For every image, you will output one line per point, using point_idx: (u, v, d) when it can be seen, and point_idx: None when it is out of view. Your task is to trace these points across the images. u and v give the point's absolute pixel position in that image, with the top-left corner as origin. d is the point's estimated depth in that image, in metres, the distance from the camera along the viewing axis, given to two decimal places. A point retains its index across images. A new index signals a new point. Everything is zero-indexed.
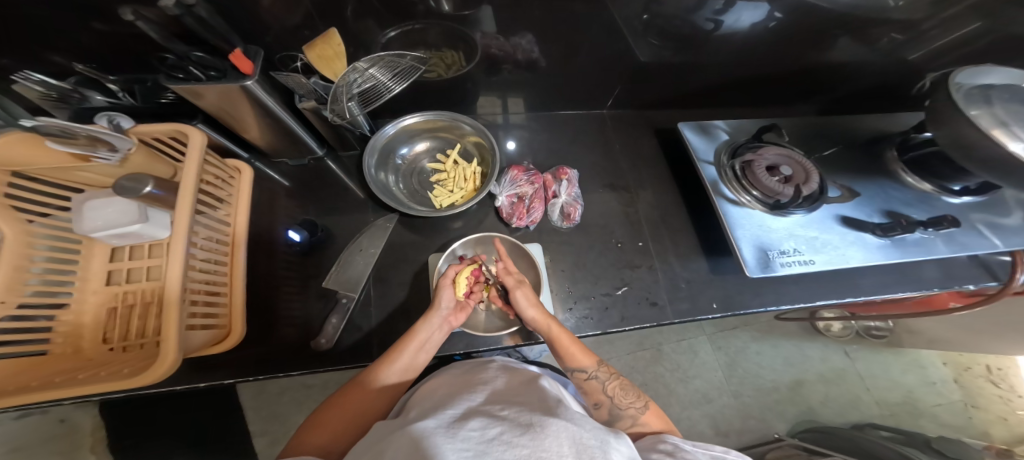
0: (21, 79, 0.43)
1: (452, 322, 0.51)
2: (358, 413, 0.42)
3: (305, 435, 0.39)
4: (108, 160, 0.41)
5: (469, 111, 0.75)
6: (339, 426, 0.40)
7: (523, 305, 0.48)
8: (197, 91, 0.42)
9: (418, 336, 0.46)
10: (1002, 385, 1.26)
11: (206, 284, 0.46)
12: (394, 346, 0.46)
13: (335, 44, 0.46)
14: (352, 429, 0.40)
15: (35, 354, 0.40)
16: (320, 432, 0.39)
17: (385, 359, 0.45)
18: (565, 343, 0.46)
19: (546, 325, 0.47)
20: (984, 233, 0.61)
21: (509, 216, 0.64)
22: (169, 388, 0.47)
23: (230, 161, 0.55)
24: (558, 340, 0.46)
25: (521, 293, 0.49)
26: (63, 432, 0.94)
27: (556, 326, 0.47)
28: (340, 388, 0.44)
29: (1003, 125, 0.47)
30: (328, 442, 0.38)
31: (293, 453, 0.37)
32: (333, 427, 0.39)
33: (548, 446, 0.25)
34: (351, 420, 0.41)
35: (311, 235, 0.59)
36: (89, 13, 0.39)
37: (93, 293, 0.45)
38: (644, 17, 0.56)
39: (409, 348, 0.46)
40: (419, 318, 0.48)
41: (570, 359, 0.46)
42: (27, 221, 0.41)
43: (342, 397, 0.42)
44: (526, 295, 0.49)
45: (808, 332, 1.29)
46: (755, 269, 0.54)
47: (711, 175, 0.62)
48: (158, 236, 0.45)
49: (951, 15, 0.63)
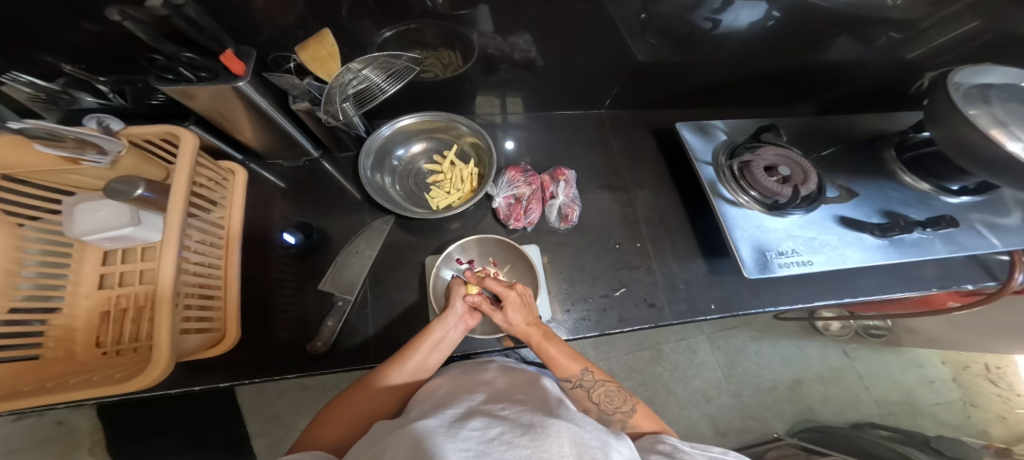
0: (9, 81, 0.42)
1: (469, 321, 0.50)
2: (370, 410, 0.41)
3: (314, 431, 0.39)
4: (98, 163, 0.40)
5: (467, 110, 0.75)
6: (346, 422, 0.40)
7: (512, 317, 0.47)
8: (190, 93, 0.42)
9: (433, 334, 0.46)
10: (1000, 384, 1.26)
11: (200, 287, 0.46)
12: (409, 344, 0.46)
13: (327, 44, 0.46)
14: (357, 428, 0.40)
15: (27, 358, 0.40)
16: (329, 430, 0.39)
17: (398, 355, 0.45)
18: (553, 353, 0.46)
19: (527, 334, 0.47)
20: (983, 233, 0.61)
21: (507, 218, 0.63)
22: (164, 391, 0.47)
23: (224, 163, 0.54)
24: (542, 349, 0.46)
25: (509, 306, 0.47)
26: (60, 435, 0.93)
27: (539, 334, 0.47)
28: (349, 387, 0.43)
29: (1002, 124, 0.47)
30: (335, 437, 0.38)
31: (302, 448, 0.37)
32: (340, 423, 0.39)
33: (549, 447, 0.25)
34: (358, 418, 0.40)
35: (306, 237, 0.58)
36: (79, 13, 0.38)
37: (84, 297, 0.44)
38: (642, 16, 0.55)
39: (424, 347, 0.45)
40: (434, 317, 0.48)
41: (555, 367, 0.45)
42: (17, 225, 0.41)
43: (351, 394, 0.42)
44: (514, 308, 0.47)
45: (808, 331, 1.29)
46: (754, 269, 0.54)
47: (710, 175, 0.62)
48: (151, 239, 0.44)
49: (950, 13, 0.63)
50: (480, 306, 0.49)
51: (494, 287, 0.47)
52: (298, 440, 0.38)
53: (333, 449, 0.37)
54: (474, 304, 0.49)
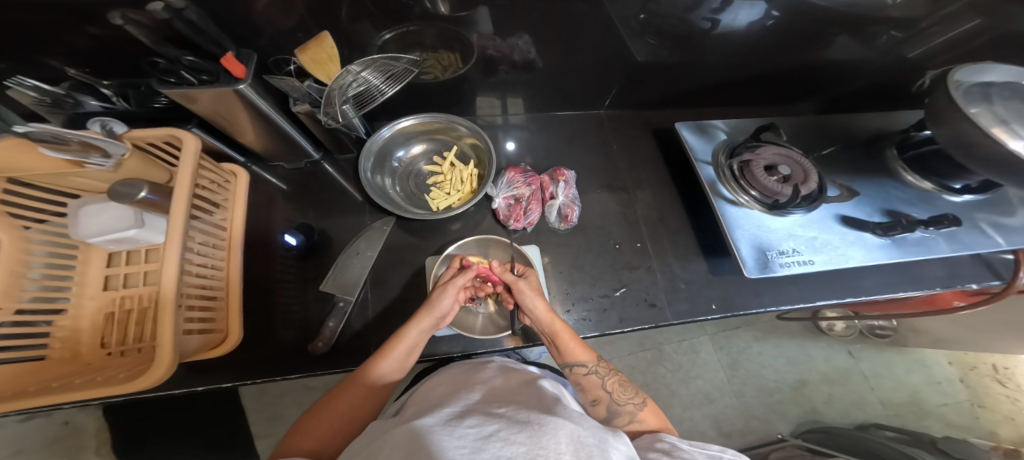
0: (16, 84, 0.43)
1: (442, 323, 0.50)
2: (353, 413, 0.42)
3: (295, 438, 0.38)
4: (102, 166, 0.40)
5: (467, 112, 0.75)
6: (329, 426, 0.40)
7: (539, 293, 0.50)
8: (192, 96, 0.42)
9: (408, 338, 0.46)
10: (1008, 384, 1.24)
11: (203, 288, 0.46)
12: (383, 347, 0.46)
13: (327, 47, 0.47)
14: (338, 432, 0.40)
15: (34, 359, 0.40)
16: (308, 438, 0.38)
17: (375, 358, 0.45)
18: (569, 339, 0.46)
19: (552, 313, 0.47)
20: (987, 232, 0.61)
21: (507, 218, 0.64)
22: (167, 392, 0.47)
23: (226, 165, 0.54)
24: (562, 334, 0.46)
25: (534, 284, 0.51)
26: (66, 435, 0.94)
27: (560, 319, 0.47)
28: (333, 388, 0.44)
29: (1003, 122, 0.46)
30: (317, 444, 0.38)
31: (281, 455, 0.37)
32: (320, 428, 0.39)
33: (546, 444, 0.25)
34: (340, 421, 0.41)
35: (307, 238, 0.58)
36: (83, 18, 0.39)
37: (90, 298, 0.45)
38: (641, 16, 0.56)
39: (400, 349, 0.45)
40: (409, 320, 0.47)
41: (571, 353, 0.46)
42: (24, 228, 0.41)
43: (339, 394, 0.43)
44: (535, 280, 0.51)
45: (811, 331, 1.28)
46: (754, 269, 0.54)
47: (710, 175, 0.62)
48: (155, 241, 0.45)
49: (952, 11, 0.62)
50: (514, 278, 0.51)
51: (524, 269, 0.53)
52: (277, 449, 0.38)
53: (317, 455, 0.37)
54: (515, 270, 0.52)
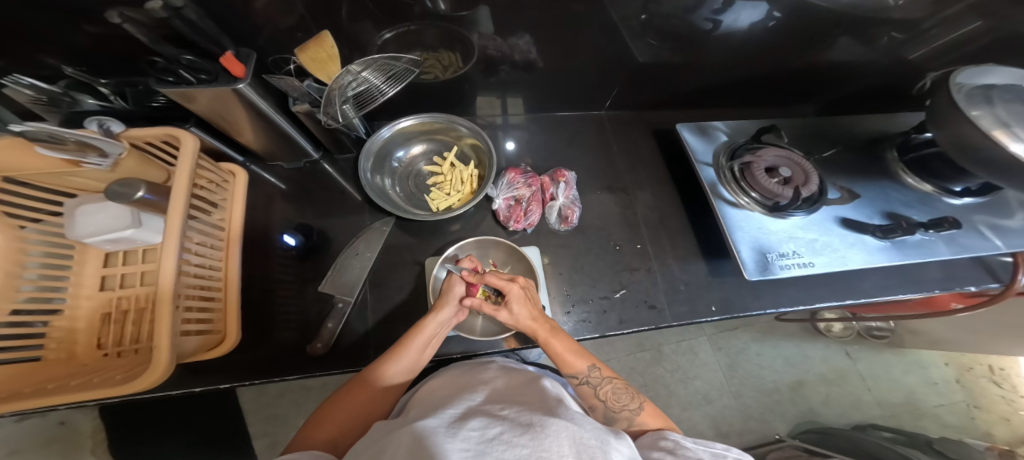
0: (12, 83, 0.42)
1: (462, 315, 0.50)
2: (369, 408, 0.43)
3: (311, 430, 0.40)
4: (99, 165, 0.40)
5: (468, 112, 0.75)
6: (344, 420, 0.41)
7: (517, 312, 0.45)
8: (190, 95, 0.42)
9: (427, 330, 0.45)
10: (1004, 385, 1.25)
11: (201, 288, 0.46)
12: (402, 338, 0.45)
13: (327, 47, 0.46)
14: (355, 425, 0.41)
15: (30, 360, 0.40)
16: (325, 430, 0.39)
17: (392, 353, 0.44)
18: (558, 349, 0.45)
19: (534, 330, 0.45)
20: (986, 234, 0.61)
21: (508, 219, 0.63)
22: (165, 393, 0.47)
23: (224, 165, 0.54)
24: (549, 345, 0.45)
25: (514, 300, 0.45)
26: (64, 434, 0.93)
27: (547, 329, 0.46)
28: (346, 382, 0.44)
29: (1005, 125, 0.46)
30: (334, 435, 0.39)
31: (300, 448, 0.38)
32: (339, 419, 0.40)
33: (548, 446, 0.25)
34: (355, 413, 0.42)
35: (307, 239, 0.58)
36: (79, 16, 0.39)
37: (87, 299, 0.44)
38: (642, 16, 0.55)
39: (418, 343, 0.45)
40: (427, 311, 0.47)
41: (562, 364, 0.45)
42: (19, 227, 0.41)
43: (351, 391, 0.43)
44: (520, 301, 0.45)
45: (809, 332, 1.28)
46: (754, 271, 0.54)
47: (710, 177, 0.62)
48: (152, 242, 0.44)
49: (953, 13, 0.62)
50: (481, 308, 0.47)
51: (495, 283, 0.45)
52: (294, 440, 0.39)
53: (333, 448, 0.39)
54: (473, 306, 0.47)
